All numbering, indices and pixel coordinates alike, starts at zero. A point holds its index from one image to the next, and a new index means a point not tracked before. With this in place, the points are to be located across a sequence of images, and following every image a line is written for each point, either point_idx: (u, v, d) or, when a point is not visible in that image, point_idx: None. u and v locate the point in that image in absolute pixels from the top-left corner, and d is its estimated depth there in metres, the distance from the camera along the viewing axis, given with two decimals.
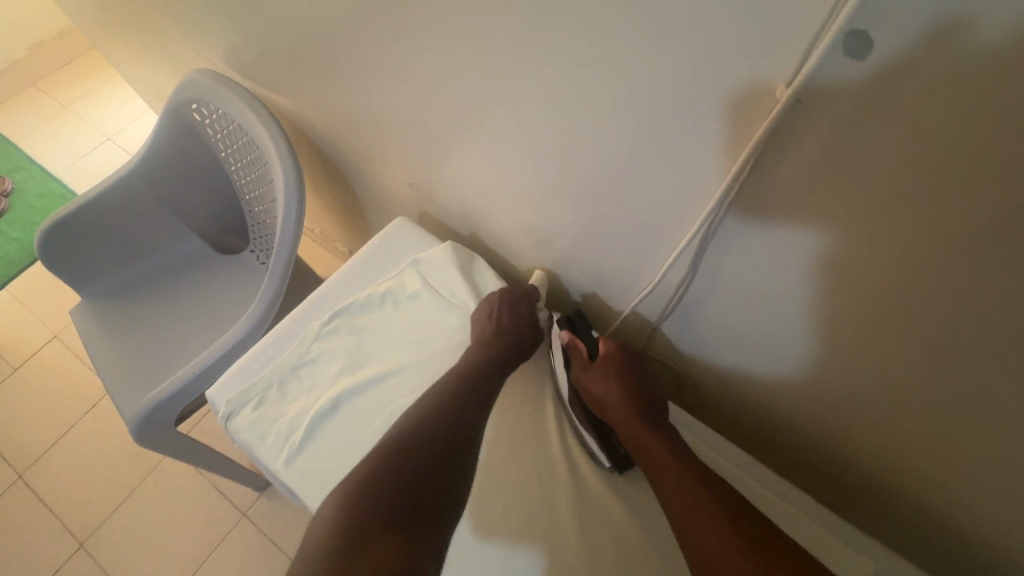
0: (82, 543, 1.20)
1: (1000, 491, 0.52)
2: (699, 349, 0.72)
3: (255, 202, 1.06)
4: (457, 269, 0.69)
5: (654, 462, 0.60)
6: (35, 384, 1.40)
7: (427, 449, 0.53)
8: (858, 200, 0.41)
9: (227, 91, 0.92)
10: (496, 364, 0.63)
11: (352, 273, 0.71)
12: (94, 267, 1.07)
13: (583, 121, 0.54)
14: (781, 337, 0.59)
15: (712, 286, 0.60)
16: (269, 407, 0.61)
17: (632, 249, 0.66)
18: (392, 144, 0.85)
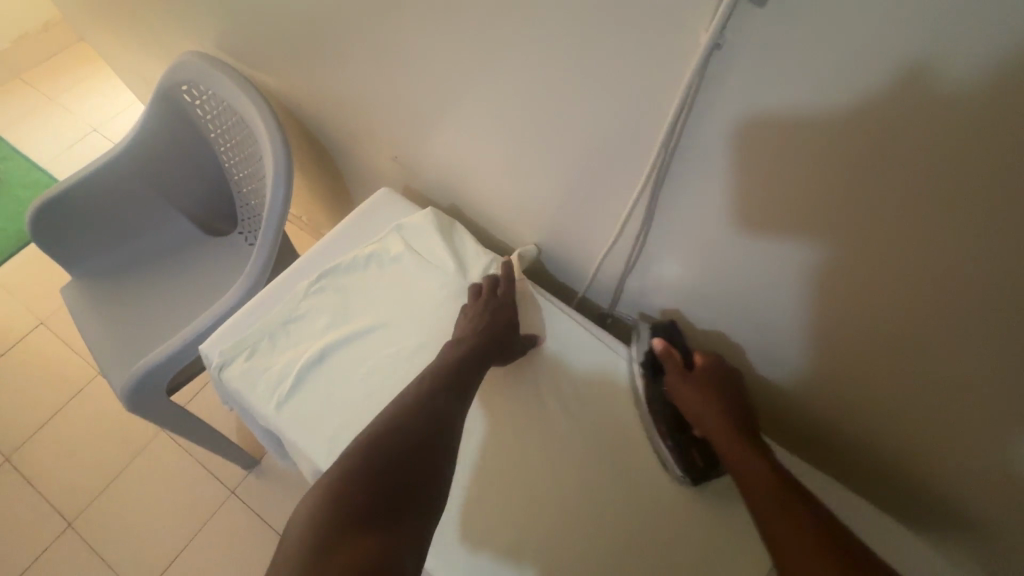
0: (71, 522, 1.30)
1: (935, 413, 0.58)
2: (666, 304, 0.76)
3: (244, 183, 1.11)
4: (436, 233, 0.74)
5: (747, 472, 0.59)
6: (56, 358, 1.50)
7: (407, 443, 0.53)
8: (787, 136, 0.46)
9: (217, 73, 0.95)
10: (474, 361, 0.63)
11: (339, 236, 0.76)
12: (85, 248, 1.12)
13: (550, 83, 0.59)
14: (734, 281, 0.64)
15: (668, 234, 0.65)
16: (256, 357, 0.66)
17: (595, 208, 0.70)
18: (376, 123, 0.89)
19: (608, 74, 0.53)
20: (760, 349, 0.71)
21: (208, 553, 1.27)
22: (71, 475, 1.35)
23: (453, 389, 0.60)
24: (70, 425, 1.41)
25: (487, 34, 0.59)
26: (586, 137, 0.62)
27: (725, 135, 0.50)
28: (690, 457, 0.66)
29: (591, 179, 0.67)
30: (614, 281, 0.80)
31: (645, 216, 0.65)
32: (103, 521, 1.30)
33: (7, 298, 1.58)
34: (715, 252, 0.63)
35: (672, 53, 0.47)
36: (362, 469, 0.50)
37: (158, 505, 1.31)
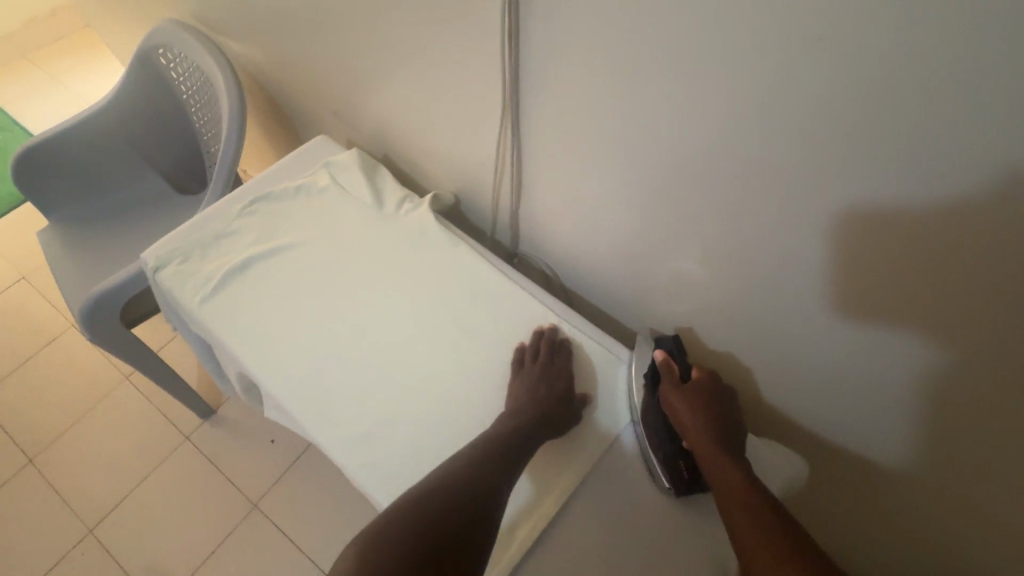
0: (32, 459, 1.38)
1: (755, 315, 0.68)
2: (562, 239, 0.86)
3: (211, 142, 1.21)
4: (359, 170, 0.84)
5: (726, 483, 0.60)
6: (33, 309, 1.59)
7: (447, 514, 0.55)
8: (601, 60, 0.57)
9: (188, 37, 1.07)
10: (523, 432, 0.65)
11: (276, 170, 0.86)
12: (64, 196, 1.23)
13: (443, 31, 0.70)
14: (597, 205, 0.74)
15: (544, 165, 0.75)
16: (188, 262, 0.76)
17: (485, 143, 0.81)
18: (323, 83, 1.00)
19: (480, 20, 0.64)
20: (637, 280, 0.81)
21: (160, 492, 1.34)
22: (36, 415, 1.43)
23: (502, 462, 0.62)
24: (40, 370, 1.49)
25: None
26: (475, 81, 0.73)
27: (563, 64, 0.61)
28: (675, 466, 0.67)
29: (486, 121, 0.77)
30: (519, 219, 0.89)
31: (528, 153, 0.76)
32: (62, 458, 1.37)
33: None
34: (580, 181, 0.73)
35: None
36: (403, 534, 0.53)
37: (115, 447, 1.39)
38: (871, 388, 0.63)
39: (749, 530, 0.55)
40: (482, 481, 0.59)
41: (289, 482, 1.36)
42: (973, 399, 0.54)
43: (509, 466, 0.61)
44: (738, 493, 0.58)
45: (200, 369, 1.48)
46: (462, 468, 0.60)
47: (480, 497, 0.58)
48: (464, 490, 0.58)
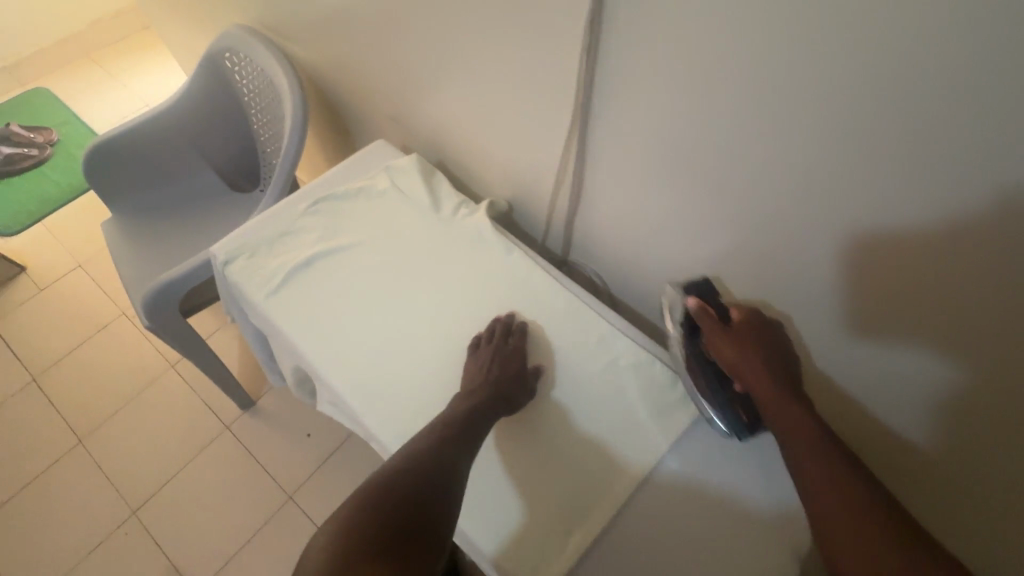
0: (81, 439, 1.43)
1: (813, 329, 0.67)
2: (616, 249, 0.87)
3: (269, 143, 1.26)
4: (418, 174, 0.87)
5: (792, 435, 0.59)
6: (87, 296, 1.66)
7: (413, 489, 0.58)
8: (673, 77, 0.58)
9: (255, 42, 1.11)
10: (476, 413, 0.67)
11: (338, 172, 0.89)
12: (128, 189, 1.29)
13: (512, 44, 0.72)
14: (654, 217, 0.75)
15: (603, 176, 0.77)
16: (254, 258, 0.80)
17: (543, 153, 0.82)
18: (382, 88, 1.03)
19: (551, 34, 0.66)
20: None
21: (199, 478, 1.38)
22: (87, 397, 1.49)
23: (456, 442, 0.63)
24: (91, 354, 1.56)
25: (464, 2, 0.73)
26: (540, 93, 0.74)
27: (632, 79, 0.62)
28: (734, 413, 0.67)
29: (548, 133, 0.78)
30: (573, 228, 0.90)
31: (587, 164, 0.77)
32: (108, 440, 1.43)
33: (53, 242, 1.77)
34: (638, 193, 0.74)
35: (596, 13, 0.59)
36: (374, 509, 0.55)
37: (159, 432, 1.44)
38: (883, 380, 0.63)
39: (825, 502, 0.54)
40: (437, 461, 0.61)
41: (324, 475, 1.39)
42: (981, 402, 0.54)
43: (467, 440, 0.64)
44: (808, 454, 0.57)
45: (242, 361, 1.53)
46: (417, 450, 0.62)
47: (435, 476, 0.59)
48: (427, 463, 0.60)
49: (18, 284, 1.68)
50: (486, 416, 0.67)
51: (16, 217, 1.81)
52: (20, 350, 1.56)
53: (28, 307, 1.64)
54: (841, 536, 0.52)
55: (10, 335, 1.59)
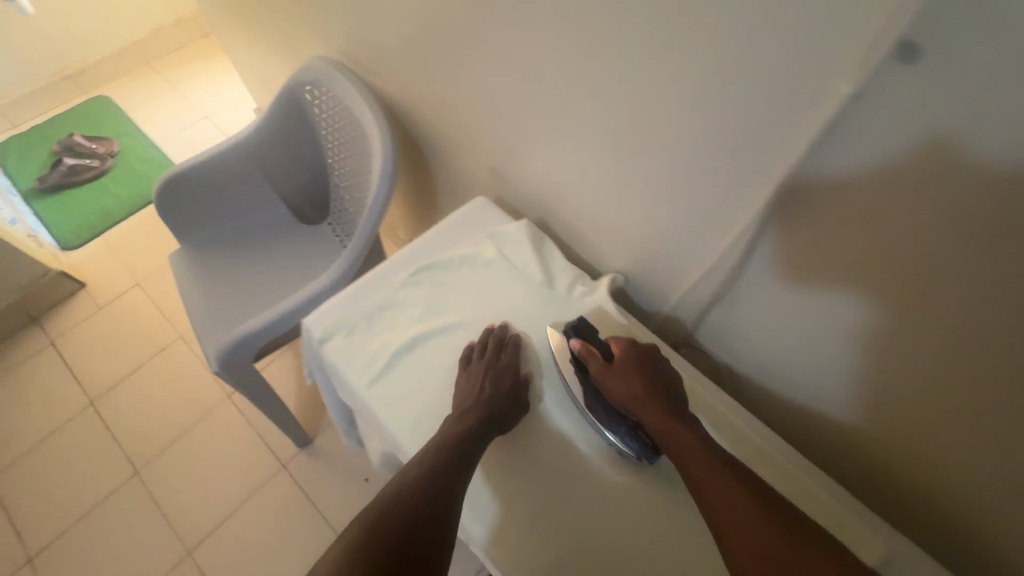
0: (137, 470, 1.40)
1: None
2: (756, 339, 0.75)
3: (345, 179, 1.19)
4: (530, 244, 0.78)
5: (689, 463, 0.58)
6: (145, 316, 1.63)
7: (402, 528, 0.53)
8: (914, 193, 0.47)
9: (340, 77, 1.04)
10: (470, 441, 0.61)
11: (438, 234, 0.82)
12: (197, 221, 1.24)
13: (667, 115, 0.62)
14: (829, 325, 0.64)
15: (767, 271, 0.66)
16: (353, 333, 0.72)
17: (683, 233, 0.72)
18: (479, 135, 0.95)
19: (728, 110, 0.56)
20: (842, 401, 0.70)
21: (256, 520, 1.33)
22: (144, 426, 1.46)
23: (451, 477, 0.58)
24: (149, 379, 1.52)
25: (612, 64, 0.63)
26: (694, 167, 0.64)
27: (847, 184, 0.51)
28: (639, 440, 0.64)
29: (694, 209, 0.68)
30: (700, 310, 0.79)
31: (743, 254, 0.66)
32: (165, 473, 1.39)
33: (112, 257, 1.75)
34: (814, 298, 0.63)
35: (810, 99, 0.49)
36: (359, 552, 0.50)
37: (215, 467, 1.40)
38: None
39: (739, 514, 0.53)
40: (432, 501, 0.56)
41: None
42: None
43: (461, 470, 0.59)
44: (724, 498, 0.54)
45: (299, 395, 1.47)
46: (409, 489, 0.57)
47: (430, 520, 0.54)
48: (418, 498, 0.55)
49: (78, 300, 1.67)
50: (480, 441, 0.62)
51: (76, 231, 1.80)
52: (79, 371, 1.54)
53: (88, 326, 1.62)
54: (751, 545, 0.50)
55: (69, 354, 1.57)
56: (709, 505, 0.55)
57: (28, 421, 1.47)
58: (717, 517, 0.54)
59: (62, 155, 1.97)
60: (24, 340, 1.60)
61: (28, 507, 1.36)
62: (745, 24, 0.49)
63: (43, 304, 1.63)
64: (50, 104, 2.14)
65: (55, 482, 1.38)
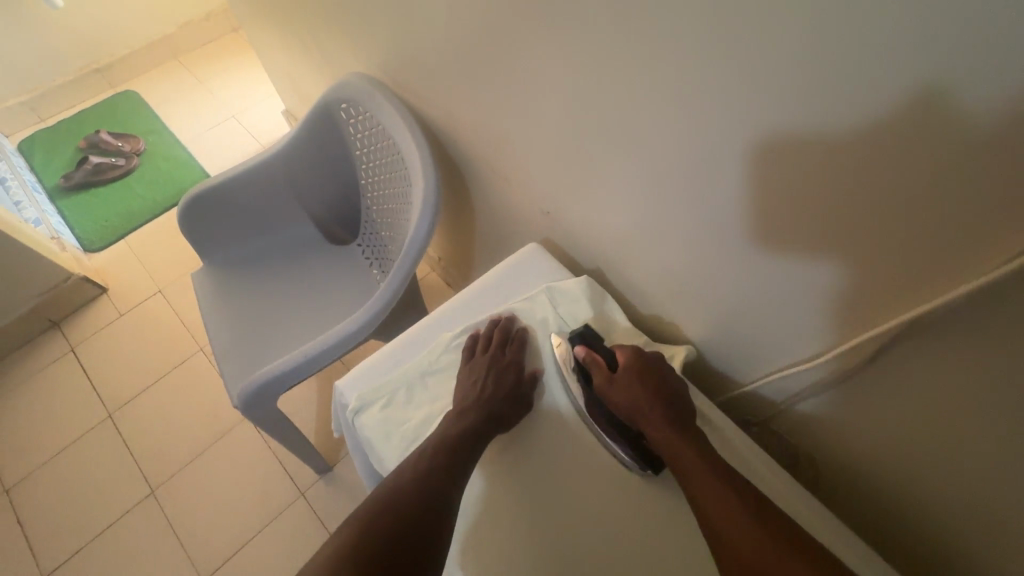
0: (152, 491, 1.35)
1: None
2: (846, 437, 0.65)
3: (380, 201, 1.11)
4: (587, 304, 0.76)
5: (686, 469, 0.60)
6: (166, 326, 1.59)
7: (403, 514, 0.58)
8: None
9: (380, 97, 0.96)
10: (471, 433, 0.65)
11: (479, 293, 0.81)
12: (222, 239, 1.18)
13: (771, 185, 0.52)
14: (976, 455, 0.52)
15: (891, 378, 0.55)
16: (394, 409, 0.70)
17: (780, 315, 0.61)
18: (531, 173, 0.85)
19: (856, 195, 0.46)
20: (971, 537, 0.57)
21: (270, 550, 1.27)
22: (161, 442, 1.41)
23: (450, 467, 0.62)
24: (167, 394, 1.48)
25: (706, 120, 0.53)
26: (797, 248, 0.54)
27: None
28: (641, 449, 0.67)
29: (789, 291, 0.58)
30: (780, 392, 0.69)
31: (860, 354, 0.55)
32: (180, 493, 1.34)
33: (133, 262, 1.71)
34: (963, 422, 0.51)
35: (1004, 200, 0.38)
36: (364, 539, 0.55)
37: (231, 490, 1.34)
38: None
39: (717, 502, 0.57)
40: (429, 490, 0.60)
41: None
42: None
43: (461, 461, 0.63)
44: (715, 496, 0.57)
45: (318, 420, 1.40)
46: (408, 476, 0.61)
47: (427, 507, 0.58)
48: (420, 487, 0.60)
49: (100, 306, 1.63)
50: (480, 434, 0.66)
51: (99, 232, 1.76)
52: (97, 380, 1.51)
53: (108, 333, 1.58)
54: (727, 529, 0.55)
55: (88, 362, 1.54)
56: (696, 499, 0.59)
57: (46, 430, 1.44)
58: (700, 507, 0.58)
59: (87, 153, 1.93)
60: (45, 345, 1.57)
61: (42, 521, 1.32)
62: (906, 106, 0.38)
63: (65, 308, 1.60)
64: (80, 98, 2.11)
65: (69, 497, 1.35)
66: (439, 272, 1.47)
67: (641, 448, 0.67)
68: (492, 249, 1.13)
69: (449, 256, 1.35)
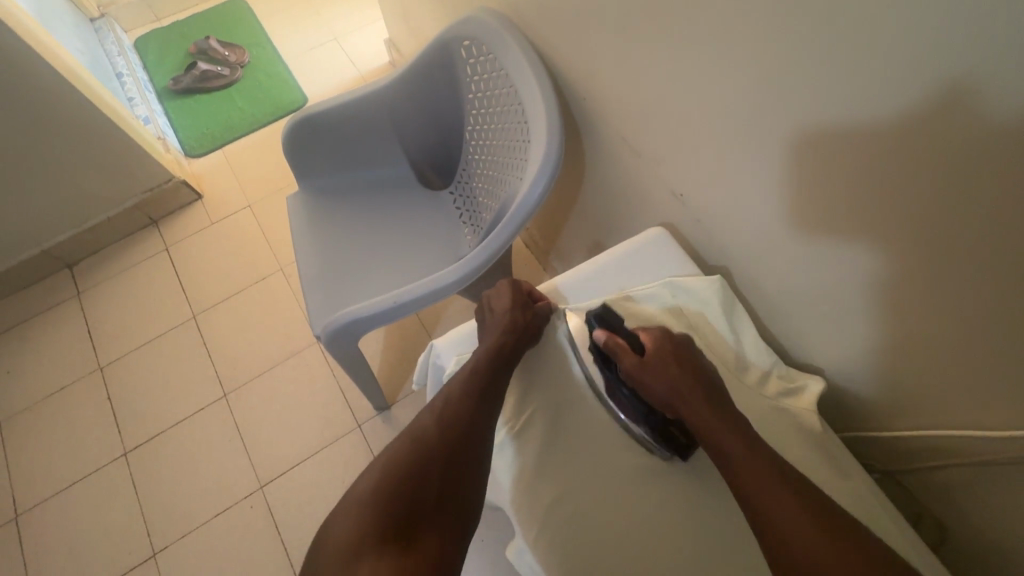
0: (225, 394, 1.42)
1: None
2: (1000, 514, 0.58)
3: (486, 153, 1.06)
4: (715, 306, 0.69)
5: (724, 448, 0.56)
6: (251, 240, 1.63)
7: (435, 431, 0.63)
8: None
9: (509, 40, 0.89)
10: (492, 358, 0.68)
11: (593, 269, 0.78)
12: (321, 167, 1.17)
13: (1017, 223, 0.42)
14: None
15: None
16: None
17: (973, 365, 0.53)
18: (667, 147, 0.76)
19: None
20: None
21: (326, 471, 1.32)
22: (236, 351, 1.48)
23: (466, 403, 0.65)
24: (246, 306, 1.53)
25: (938, 133, 0.44)
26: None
27: None
28: (669, 437, 0.64)
29: (992, 339, 0.50)
30: (929, 447, 0.62)
31: None
32: (249, 402, 1.41)
33: (228, 173, 1.75)
34: None
35: None
36: (404, 454, 0.62)
37: (295, 407, 1.39)
38: None
39: (761, 473, 0.53)
40: (451, 428, 0.63)
41: None
42: None
43: (485, 384, 0.66)
44: (753, 475, 0.53)
45: (384, 359, 1.42)
46: (430, 418, 0.65)
47: (449, 441, 0.62)
48: (449, 409, 0.65)
49: (194, 211, 1.70)
50: (501, 359, 0.68)
51: (200, 139, 1.81)
52: (186, 282, 1.58)
53: (200, 239, 1.65)
54: (770, 505, 0.52)
55: (179, 263, 1.62)
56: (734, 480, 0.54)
57: (138, 319, 1.54)
58: (736, 479, 0.54)
59: (196, 59, 1.97)
60: (143, 240, 1.66)
61: (128, 402, 1.43)
62: None
63: (163, 208, 1.68)
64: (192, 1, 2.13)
65: (153, 385, 1.45)
66: (526, 233, 1.41)
67: (668, 428, 0.65)
68: (596, 220, 1.06)
69: (542, 219, 1.29)
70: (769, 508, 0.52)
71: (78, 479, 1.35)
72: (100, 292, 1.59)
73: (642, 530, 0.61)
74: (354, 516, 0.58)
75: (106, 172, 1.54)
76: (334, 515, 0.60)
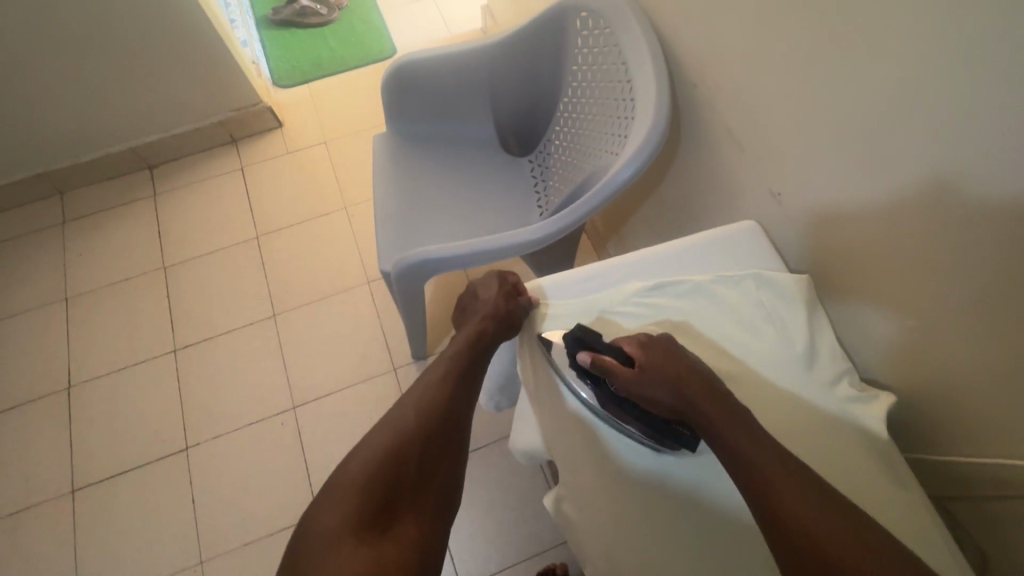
0: (274, 314, 1.48)
1: None
2: None
3: (578, 128, 1.07)
4: (800, 304, 0.70)
5: (754, 463, 0.55)
6: (322, 175, 1.68)
7: (421, 417, 0.68)
8: None
9: (631, 17, 0.90)
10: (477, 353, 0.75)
11: (685, 249, 0.78)
12: (411, 114, 1.20)
13: None
14: None
15: None
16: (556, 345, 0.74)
17: None
18: (771, 147, 0.77)
19: None
20: None
21: (356, 405, 1.37)
22: (291, 278, 1.53)
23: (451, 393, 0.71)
24: (307, 236, 1.59)
25: None
26: None
27: None
28: (672, 432, 0.64)
29: None
30: (991, 479, 0.62)
31: None
32: (295, 326, 1.47)
33: (310, 109, 1.81)
34: None
35: None
36: (391, 435, 0.65)
37: (338, 339, 1.45)
38: None
39: (758, 451, 0.56)
40: (438, 415, 0.69)
41: None
42: None
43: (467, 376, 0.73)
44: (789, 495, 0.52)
45: (430, 311, 1.46)
46: (418, 403, 0.69)
47: (433, 437, 0.67)
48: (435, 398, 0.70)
49: (272, 138, 1.76)
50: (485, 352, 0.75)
51: (289, 71, 1.87)
52: (254, 203, 1.65)
53: (274, 165, 1.71)
54: (817, 527, 0.50)
55: (251, 184, 1.68)
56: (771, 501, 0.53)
57: (205, 229, 1.61)
58: (790, 517, 0.51)
59: None
60: (220, 157, 1.73)
61: (183, 304, 1.51)
62: None
63: (245, 130, 1.74)
64: None
65: (208, 292, 1.52)
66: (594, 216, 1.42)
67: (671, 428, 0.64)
68: (676, 210, 1.06)
69: (614, 203, 1.30)
70: (816, 534, 0.50)
71: (127, 364, 1.43)
72: (173, 198, 1.66)
73: (685, 502, 0.63)
74: (342, 494, 0.60)
75: (200, 84, 1.61)
76: (318, 493, 0.62)
